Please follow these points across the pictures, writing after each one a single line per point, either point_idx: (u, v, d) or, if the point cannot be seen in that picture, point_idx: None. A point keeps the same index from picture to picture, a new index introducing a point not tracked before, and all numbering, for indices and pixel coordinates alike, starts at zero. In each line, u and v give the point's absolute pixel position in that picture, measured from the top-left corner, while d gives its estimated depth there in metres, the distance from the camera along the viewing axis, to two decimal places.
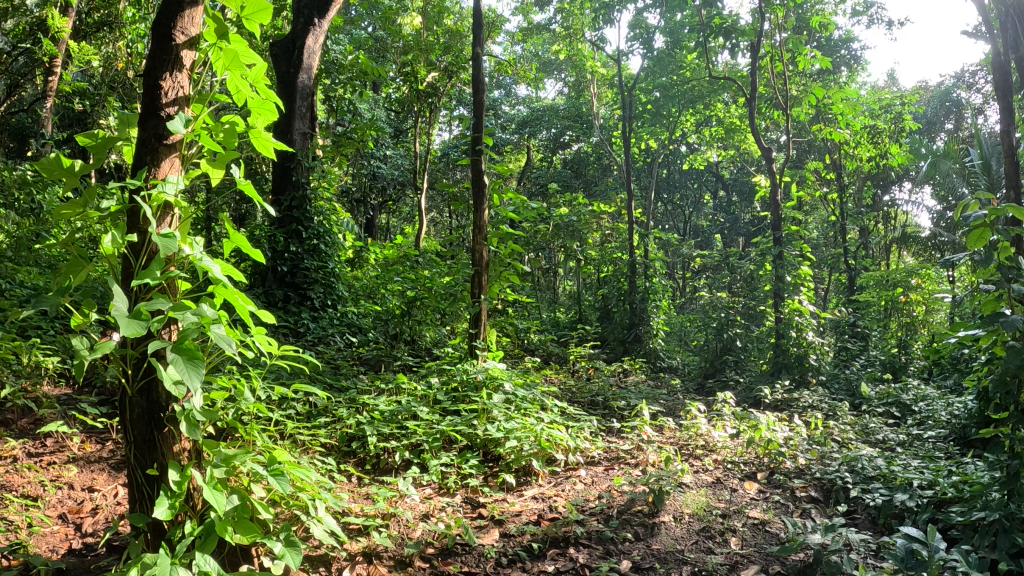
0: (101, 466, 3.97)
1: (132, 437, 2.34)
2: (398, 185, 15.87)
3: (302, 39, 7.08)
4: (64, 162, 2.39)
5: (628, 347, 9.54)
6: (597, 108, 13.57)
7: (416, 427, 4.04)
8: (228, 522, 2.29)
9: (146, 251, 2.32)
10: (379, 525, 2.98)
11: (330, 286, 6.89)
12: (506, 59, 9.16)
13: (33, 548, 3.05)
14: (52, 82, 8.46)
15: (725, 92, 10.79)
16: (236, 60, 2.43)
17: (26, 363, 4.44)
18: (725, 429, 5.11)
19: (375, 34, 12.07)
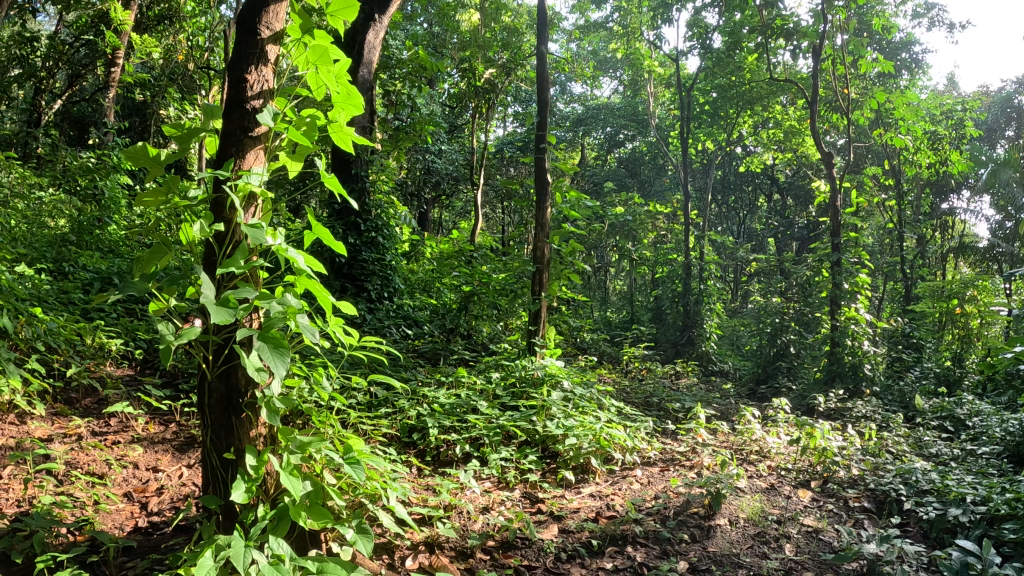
0: (165, 447, 4.09)
1: (211, 420, 2.42)
2: (452, 180, 15.95)
3: (363, 35, 7.18)
4: (149, 151, 2.45)
5: (680, 349, 9.48)
6: (653, 108, 13.46)
7: (475, 420, 4.12)
8: (301, 507, 2.34)
9: (230, 240, 2.39)
10: (441, 515, 3.06)
11: (387, 279, 7.00)
12: (563, 57, 9.18)
13: (99, 525, 3.14)
14: (115, 73, 8.70)
15: (783, 93, 10.67)
16: (323, 55, 2.49)
17: (90, 344, 4.60)
18: (780, 435, 5.09)
19: (433, 30, 12.23)
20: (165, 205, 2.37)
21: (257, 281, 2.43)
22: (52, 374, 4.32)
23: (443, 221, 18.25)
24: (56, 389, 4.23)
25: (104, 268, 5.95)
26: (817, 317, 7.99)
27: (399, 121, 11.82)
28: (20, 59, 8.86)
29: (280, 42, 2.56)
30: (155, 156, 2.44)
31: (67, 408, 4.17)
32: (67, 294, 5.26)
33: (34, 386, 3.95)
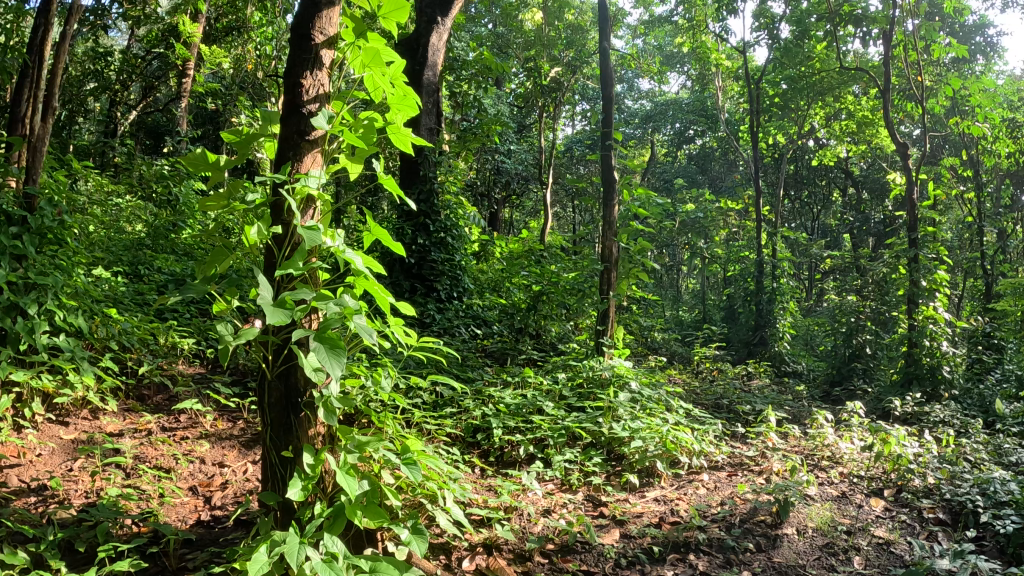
0: (231, 443, 4.21)
1: (271, 418, 2.48)
2: (522, 179, 16.04)
3: (426, 37, 7.25)
4: (209, 157, 2.51)
5: (752, 350, 9.09)
6: (721, 102, 13.06)
7: (540, 421, 4.11)
8: (357, 506, 2.36)
9: (289, 242, 2.44)
10: (501, 517, 3.05)
11: (456, 279, 7.05)
12: (627, 54, 9.06)
13: (164, 517, 3.23)
14: (186, 84, 9.04)
15: (855, 83, 10.19)
16: (376, 57, 2.51)
17: (163, 343, 4.77)
18: (855, 441, 4.81)
19: (498, 31, 12.28)
20: (225, 209, 2.43)
21: (316, 282, 2.47)
22: (126, 372, 4.54)
23: (514, 220, 18.28)
24: (129, 386, 4.41)
25: (177, 271, 6.19)
26: (894, 316, 7.57)
27: (467, 122, 11.92)
28: (95, 74, 9.30)
29: (335, 46, 2.60)
30: (216, 162, 2.51)
31: (139, 404, 4.33)
32: (142, 295, 5.50)
33: (107, 383, 4.11)
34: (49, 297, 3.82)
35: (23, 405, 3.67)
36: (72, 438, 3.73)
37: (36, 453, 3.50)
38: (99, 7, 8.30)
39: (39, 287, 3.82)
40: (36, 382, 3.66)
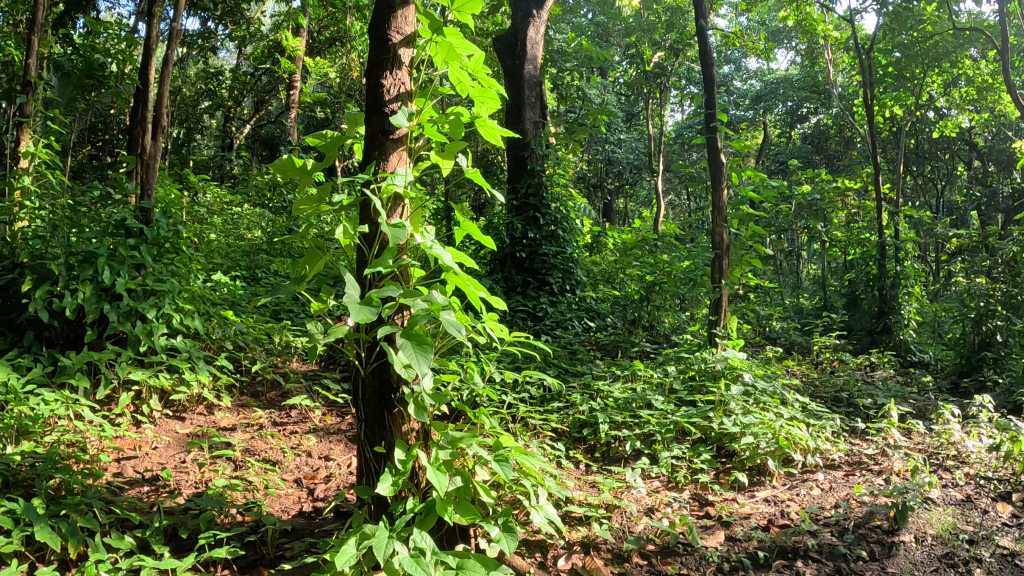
0: (339, 437, 3.56)
1: (364, 414, 2.18)
2: (634, 168, 15.60)
3: (523, 31, 7.02)
4: (296, 162, 2.16)
5: (875, 339, 7.96)
6: (831, 76, 12.12)
7: (648, 416, 3.77)
8: (448, 502, 2.02)
9: (379, 241, 2.12)
10: (602, 515, 2.76)
11: (568, 271, 6.55)
12: (732, 33, 8.62)
13: (266, 507, 2.68)
14: (294, 95, 9.46)
15: (975, 45, 9.17)
16: (452, 52, 2.14)
17: (277, 342, 4.37)
18: (982, 438, 4.29)
19: (595, 21, 12.09)
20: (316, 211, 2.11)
21: (407, 279, 2.16)
22: (239, 370, 4.09)
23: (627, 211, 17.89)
24: (243, 383, 3.95)
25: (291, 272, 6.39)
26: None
27: (574, 112, 11.75)
28: (210, 93, 9.88)
29: (414, 42, 2.26)
30: (303, 166, 2.14)
31: (253, 400, 3.82)
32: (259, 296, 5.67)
33: (222, 379, 3.61)
34: (166, 301, 3.32)
35: (142, 402, 3.27)
36: (189, 432, 3.26)
37: (151, 447, 3.06)
38: (204, 29, 8.73)
39: (157, 294, 3.36)
40: (153, 379, 3.25)
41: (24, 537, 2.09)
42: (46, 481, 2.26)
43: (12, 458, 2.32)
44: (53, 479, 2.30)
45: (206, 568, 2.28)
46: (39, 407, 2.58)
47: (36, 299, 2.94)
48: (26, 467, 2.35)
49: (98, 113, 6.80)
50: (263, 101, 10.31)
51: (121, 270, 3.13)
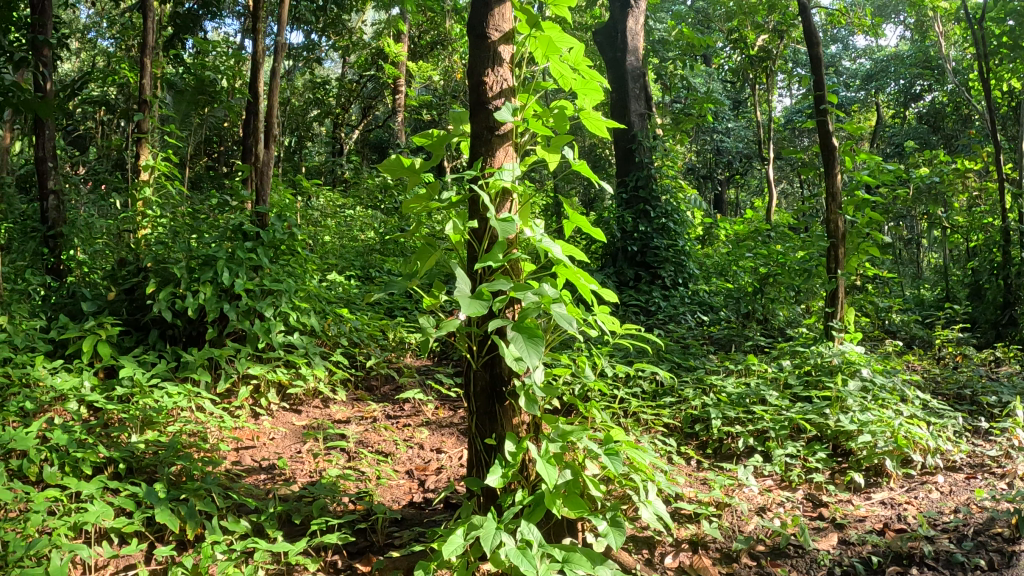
0: (452, 430, 3.22)
1: (475, 406, 1.91)
2: (746, 158, 14.03)
3: (623, 22, 6.19)
4: (405, 161, 1.80)
5: (1002, 333, 7.17)
6: (948, 51, 11.10)
7: (762, 411, 3.34)
8: (556, 495, 1.82)
9: (488, 235, 1.75)
10: (712, 513, 2.61)
11: (681, 265, 5.74)
12: (837, 10, 8.07)
13: (378, 497, 2.50)
14: (400, 99, 9.63)
15: None
16: (552, 47, 1.90)
17: (393, 339, 3.99)
18: None
19: (693, 7, 11.65)
20: (426, 211, 1.77)
21: (518, 274, 1.77)
22: (355, 365, 3.76)
23: (736, 202, 16.94)
24: (356, 376, 3.65)
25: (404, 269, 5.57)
26: None
27: (676, 103, 11.35)
28: (318, 102, 10.23)
29: (513, 40, 1.99)
30: (411, 164, 1.79)
31: (367, 394, 3.55)
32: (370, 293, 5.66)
33: (338, 373, 3.48)
34: (284, 300, 3.44)
35: (261, 395, 3.23)
36: (304, 424, 3.15)
37: (268, 437, 2.99)
38: (308, 41, 9.14)
39: (275, 293, 3.47)
40: (270, 374, 3.20)
41: (145, 518, 2.28)
42: (168, 468, 2.44)
43: (138, 446, 2.54)
44: (175, 466, 2.47)
45: (318, 553, 2.15)
46: (162, 399, 2.78)
47: (160, 300, 3.14)
48: (150, 455, 2.55)
49: (213, 126, 7.24)
50: (369, 106, 10.48)
51: (239, 272, 3.28)
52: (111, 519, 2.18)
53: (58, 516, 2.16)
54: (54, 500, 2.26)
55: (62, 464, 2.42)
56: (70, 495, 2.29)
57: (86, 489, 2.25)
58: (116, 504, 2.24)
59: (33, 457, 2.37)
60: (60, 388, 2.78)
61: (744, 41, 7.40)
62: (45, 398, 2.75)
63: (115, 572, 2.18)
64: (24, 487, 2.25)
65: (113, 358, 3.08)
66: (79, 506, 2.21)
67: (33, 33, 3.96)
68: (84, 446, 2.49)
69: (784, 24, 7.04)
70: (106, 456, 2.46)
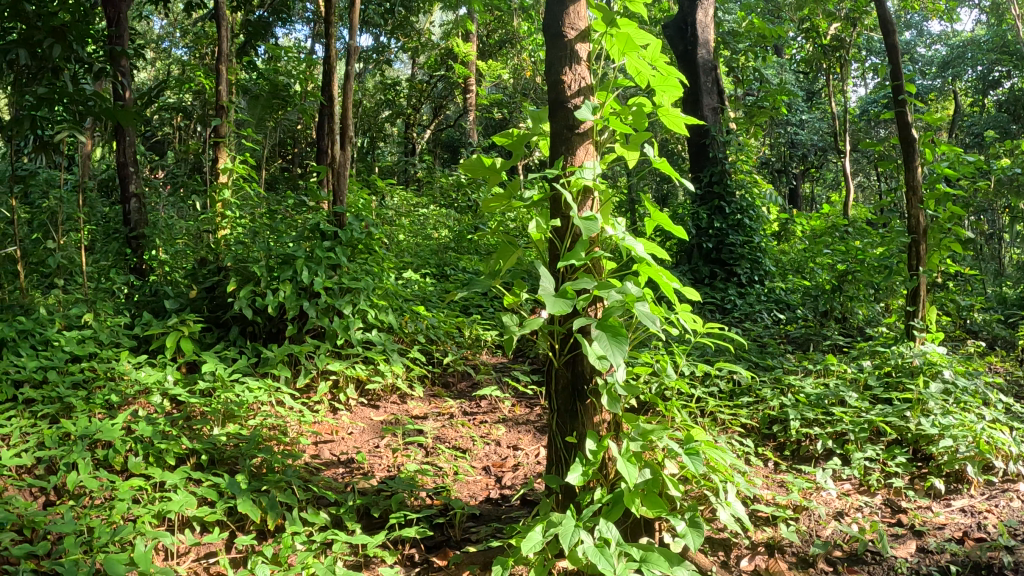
0: (528, 428, 3.24)
1: (556, 404, 1.91)
2: (820, 150, 13.36)
3: (693, 14, 6.05)
4: (485, 160, 1.81)
5: None
6: None
7: (842, 413, 3.23)
8: (636, 493, 1.80)
9: (570, 234, 1.76)
10: (791, 516, 2.54)
11: (757, 261, 5.54)
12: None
13: (455, 492, 2.53)
14: (471, 99, 9.66)
15: None
16: (629, 43, 1.87)
17: (469, 335, 4.00)
18: None
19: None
20: (507, 210, 1.79)
21: (600, 273, 1.77)
22: (432, 362, 3.80)
23: (810, 197, 16.29)
24: (434, 372, 3.69)
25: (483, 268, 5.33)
26: None
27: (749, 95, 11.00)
28: (389, 102, 10.03)
29: (589, 37, 1.97)
30: (491, 163, 1.80)
31: (444, 390, 3.58)
32: None
33: (415, 369, 3.52)
34: (362, 298, 3.51)
35: (340, 391, 3.30)
36: (382, 419, 3.20)
37: (347, 432, 3.05)
38: (377, 44, 9.29)
39: (353, 291, 3.53)
40: (349, 370, 3.27)
41: (227, 508, 2.34)
42: (249, 460, 2.52)
43: (220, 439, 2.62)
44: (256, 458, 2.55)
45: (396, 546, 2.19)
46: (244, 394, 2.86)
47: (241, 298, 3.25)
48: (231, 447, 2.63)
49: (289, 129, 7.41)
50: (441, 107, 10.04)
51: (318, 270, 3.39)
52: (193, 508, 2.25)
53: (143, 504, 2.25)
54: (139, 489, 2.36)
55: (146, 454, 2.52)
56: (154, 485, 2.39)
57: (169, 479, 2.34)
58: (199, 494, 2.32)
59: (119, 447, 2.48)
60: (144, 381, 2.90)
61: (815, 31, 7.08)
62: (130, 391, 2.87)
63: (196, 559, 2.25)
64: (111, 476, 2.36)
65: (194, 353, 3.19)
66: (163, 495, 2.30)
67: (110, 45, 4.13)
68: (167, 438, 2.58)
69: (858, 10, 6.73)
70: (189, 447, 2.56)
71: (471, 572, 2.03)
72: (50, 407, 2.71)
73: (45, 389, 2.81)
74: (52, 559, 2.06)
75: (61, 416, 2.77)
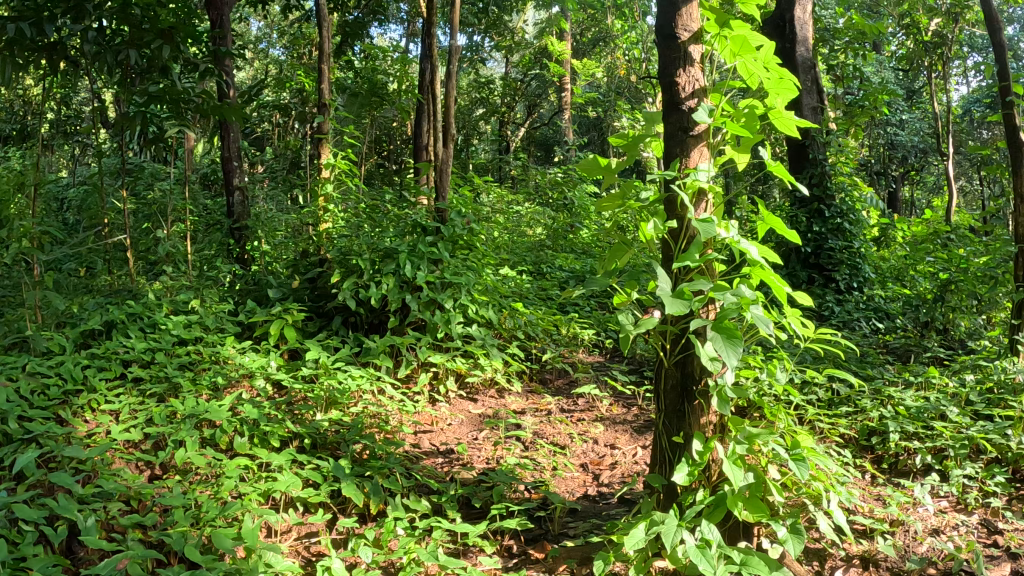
0: (625, 427, 3.23)
1: (664, 404, 1.92)
2: (921, 152, 12.67)
3: (791, 11, 5.87)
4: (601, 161, 1.83)
5: None
6: None
7: (942, 428, 3.09)
8: (738, 497, 1.78)
9: (686, 236, 1.77)
10: (888, 530, 2.46)
11: (857, 267, 5.36)
12: None
13: (553, 487, 2.57)
14: (566, 97, 9.65)
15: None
16: (744, 45, 1.86)
17: (566, 334, 4.04)
18: None
19: None
20: (622, 211, 1.82)
21: (713, 274, 1.78)
22: (531, 358, 3.86)
23: (910, 200, 15.47)
24: (532, 368, 3.74)
25: (579, 267, 5.33)
26: None
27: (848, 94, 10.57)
28: (483, 100, 9.41)
29: (702, 39, 1.96)
30: (607, 164, 1.81)
31: (541, 386, 3.63)
32: None
33: (514, 365, 3.58)
34: (463, 293, 3.57)
35: (439, 383, 3.38)
36: (481, 413, 3.27)
37: (446, 423, 3.13)
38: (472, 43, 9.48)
39: (454, 286, 3.60)
40: (450, 363, 3.35)
41: (330, 491, 2.44)
42: (352, 446, 2.62)
43: (323, 425, 2.73)
44: (358, 444, 2.65)
45: (495, 537, 2.24)
46: (346, 381, 2.96)
47: (345, 289, 3.38)
48: (333, 433, 2.74)
49: (384, 125, 7.55)
50: (535, 105, 9.73)
51: (421, 265, 3.49)
52: (298, 489, 2.35)
53: (249, 483, 2.36)
54: (245, 467, 2.47)
55: (252, 435, 2.64)
56: (260, 465, 2.50)
57: (275, 460, 2.44)
58: (303, 476, 2.42)
59: (226, 428, 2.60)
60: (249, 366, 3.03)
61: (915, 27, 6.76)
62: (236, 374, 3.01)
63: (298, 538, 2.34)
64: (218, 454, 2.47)
65: (297, 341, 3.33)
66: (268, 475, 2.40)
67: (216, 46, 4.31)
68: (272, 421, 2.70)
69: (960, 5, 6.41)
70: (293, 431, 2.67)
71: (569, 566, 2.06)
72: (158, 387, 2.87)
73: (155, 369, 2.98)
74: (163, 529, 2.18)
75: (168, 395, 2.93)
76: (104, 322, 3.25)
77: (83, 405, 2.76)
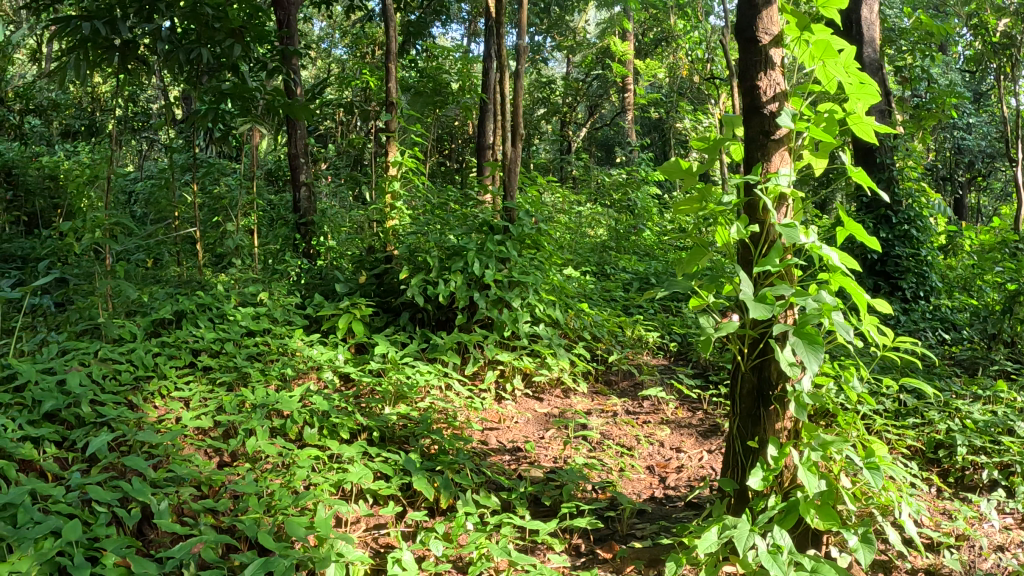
0: (690, 431, 3.22)
1: (739, 407, 1.93)
2: (989, 157, 12.22)
3: (858, 11, 5.74)
4: (683, 164, 1.83)
5: None
6: None
7: (1012, 443, 3.01)
8: (811, 504, 1.75)
9: (766, 240, 1.78)
10: (955, 544, 2.41)
11: (924, 275, 5.23)
12: None
13: (621, 488, 2.59)
14: (628, 97, 9.60)
15: None
16: (827, 48, 1.84)
17: (631, 335, 4.04)
18: None
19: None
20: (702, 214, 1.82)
21: (793, 279, 1.77)
22: (596, 358, 3.88)
23: (976, 207, 14.93)
24: (598, 369, 3.76)
25: (642, 269, 5.30)
26: None
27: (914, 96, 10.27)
28: (544, 100, 9.61)
29: (783, 43, 1.95)
30: (688, 166, 1.81)
31: (606, 387, 3.64)
32: None
33: (580, 365, 3.60)
34: (530, 292, 3.59)
35: (506, 381, 3.43)
36: (547, 412, 3.30)
37: (512, 421, 3.17)
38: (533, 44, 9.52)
39: (521, 285, 3.61)
40: (517, 361, 3.39)
41: (400, 484, 2.50)
42: (421, 441, 2.68)
43: (391, 419, 2.78)
44: (427, 439, 2.71)
45: (564, 535, 2.27)
46: (415, 376, 3.03)
47: (413, 286, 3.44)
48: (401, 427, 2.79)
49: (444, 125, 7.62)
50: (595, 105, 9.81)
51: (489, 263, 3.52)
52: (369, 481, 2.41)
53: (320, 473, 2.42)
54: (315, 458, 2.53)
55: (321, 427, 2.71)
56: (329, 456, 2.57)
57: (346, 451, 2.51)
58: (374, 468, 2.47)
59: (295, 418, 2.67)
60: (317, 359, 3.11)
61: (984, 27, 6.56)
62: (304, 366, 3.09)
63: (367, 529, 2.40)
64: (288, 444, 2.54)
65: (363, 336, 3.40)
66: (339, 466, 2.46)
67: (284, 45, 4.45)
68: (341, 413, 2.77)
69: None
70: (363, 424, 2.74)
71: (637, 567, 2.07)
72: (228, 376, 2.96)
73: (224, 358, 3.07)
74: (236, 514, 2.25)
75: (237, 384, 3.01)
76: (174, 312, 3.35)
77: (154, 392, 2.85)
